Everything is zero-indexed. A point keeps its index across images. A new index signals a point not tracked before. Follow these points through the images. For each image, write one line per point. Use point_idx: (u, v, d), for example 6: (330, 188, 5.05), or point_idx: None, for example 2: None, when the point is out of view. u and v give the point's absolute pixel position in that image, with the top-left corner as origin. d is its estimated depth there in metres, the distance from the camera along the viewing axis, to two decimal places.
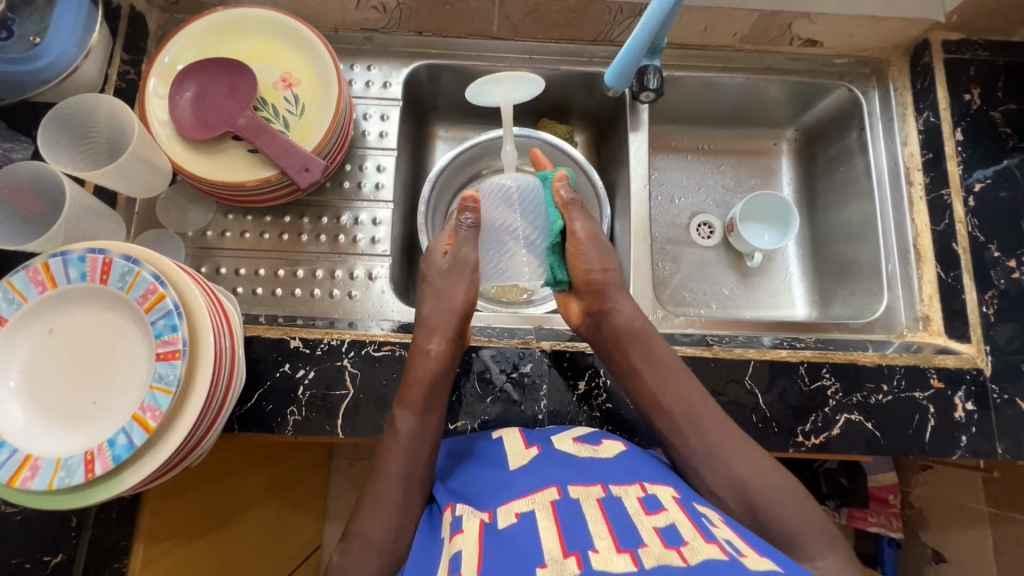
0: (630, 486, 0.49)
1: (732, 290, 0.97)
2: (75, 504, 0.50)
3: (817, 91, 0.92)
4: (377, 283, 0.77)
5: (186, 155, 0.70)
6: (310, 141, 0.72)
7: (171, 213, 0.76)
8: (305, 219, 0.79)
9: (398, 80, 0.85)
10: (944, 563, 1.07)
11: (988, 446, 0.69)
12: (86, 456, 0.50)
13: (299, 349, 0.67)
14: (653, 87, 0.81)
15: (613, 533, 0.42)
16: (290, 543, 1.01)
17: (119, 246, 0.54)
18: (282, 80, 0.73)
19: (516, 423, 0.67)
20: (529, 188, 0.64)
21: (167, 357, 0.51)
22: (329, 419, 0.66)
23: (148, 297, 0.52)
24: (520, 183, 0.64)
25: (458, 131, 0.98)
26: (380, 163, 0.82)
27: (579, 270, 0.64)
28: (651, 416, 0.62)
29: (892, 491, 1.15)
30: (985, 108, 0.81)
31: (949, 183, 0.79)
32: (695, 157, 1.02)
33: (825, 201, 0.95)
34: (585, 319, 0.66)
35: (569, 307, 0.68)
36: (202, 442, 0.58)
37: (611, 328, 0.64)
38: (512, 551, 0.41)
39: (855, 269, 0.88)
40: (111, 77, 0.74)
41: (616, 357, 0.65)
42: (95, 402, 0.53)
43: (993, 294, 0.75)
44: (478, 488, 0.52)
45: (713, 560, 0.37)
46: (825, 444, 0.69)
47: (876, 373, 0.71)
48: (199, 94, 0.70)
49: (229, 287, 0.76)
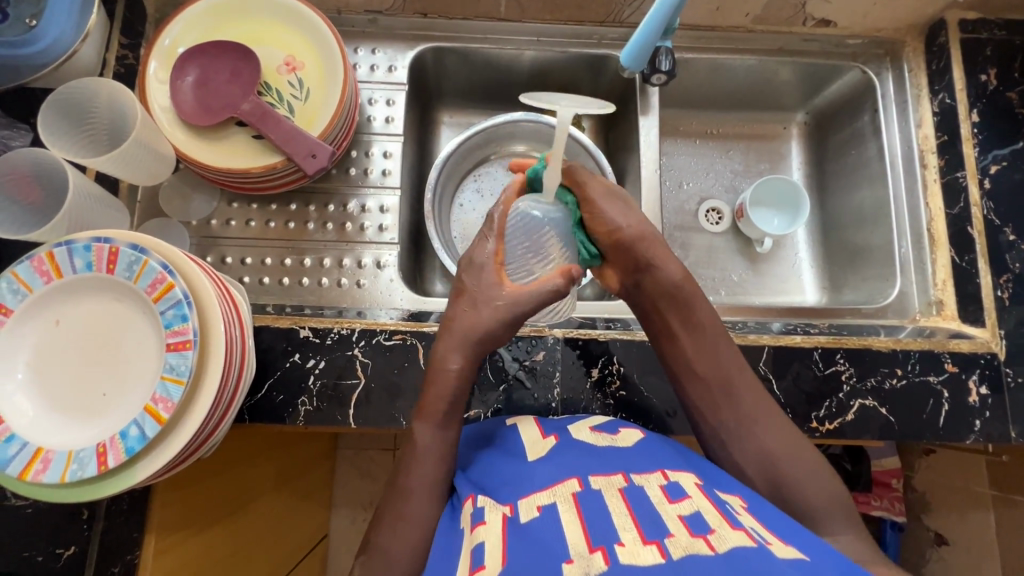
0: (651, 475, 0.49)
1: (741, 276, 0.96)
2: (88, 497, 0.50)
3: (829, 72, 0.91)
4: (386, 271, 0.76)
5: (188, 141, 0.68)
6: (316, 126, 0.70)
7: (174, 202, 0.75)
8: (311, 207, 0.78)
9: (403, 63, 0.83)
10: (946, 546, 1.08)
11: (1001, 430, 0.69)
12: (98, 448, 0.49)
13: (309, 339, 0.66)
14: (665, 69, 0.79)
15: (638, 525, 0.42)
16: (299, 533, 1.01)
17: (125, 236, 0.53)
18: (286, 63, 0.72)
19: (529, 411, 0.67)
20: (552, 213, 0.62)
21: (178, 347, 0.50)
22: (341, 409, 0.65)
23: (157, 287, 0.51)
24: (549, 216, 0.61)
25: (463, 116, 0.96)
26: (386, 149, 0.80)
27: (602, 231, 0.60)
28: (681, 389, 0.60)
29: (896, 475, 1.15)
30: (1001, 89, 0.80)
31: (964, 166, 0.79)
32: (704, 142, 1.01)
33: (836, 186, 0.94)
34: (625, 283, 0.63)
35: (608, 273, 0.64)
36: (214, 433, 0.58)
37: (650, 290, 0.61)
38: (536, 545, 0.40)
39: (866, 254, 0.87)
40: (109, 62, 0.72)
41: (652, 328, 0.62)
42: (105, 394, 0.52)
43: (1008, 278, 0.75)
44: (497, 479, 0.51)
45: (741, 548, 0.37)
46: (839, 429, 0.69)
47: (890, 358, 0.70)
48: (201, 79, 0.68)
49: (235, 277, 0.75)
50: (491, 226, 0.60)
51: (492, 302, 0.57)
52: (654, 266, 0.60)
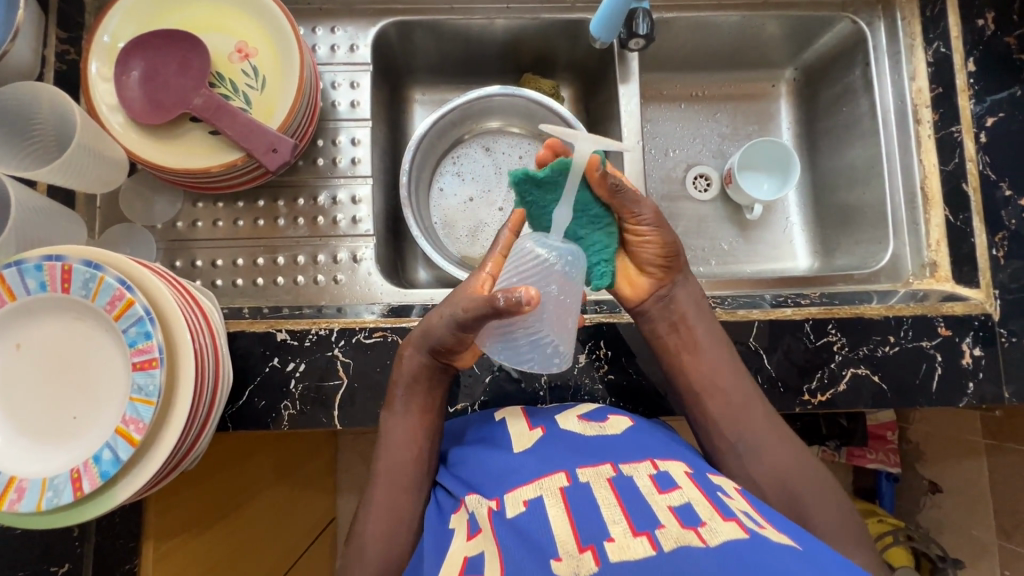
0: (640, 463, 0.47)
1: (731, 244, 0.94)
2: (69, 522, 0.49)
3: (818, 25, 0.86)
4: (363, 265, 0.74)
5: (143, 143, 0.64)
6: (276, 118, 0.66)
7: (136, 205, 0.72)
8: (280, 202, 0.74)
9: (365, 42, 0.78)
10: (940, 493, 1.10)
11: (995, 391, 0.68)
12: (72, 474, 0.48)
13: (287, 341, 0.65)
14: (642, 32, 0.75)
15: (627, 516, 0.40)
16: (304, 520, 1.02)
17: (78, 252, 0.50)
18: (238, 50, 0.67)
19: (517, 401, 0.66)
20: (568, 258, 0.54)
21: (144, 366, 0.49)
22: (325, 411, 0.64)
23: (116, 304, 0.49)
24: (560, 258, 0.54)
25: (437, 94, 0.92)
26: (354, 135, 0.76)
27: (648, 247, 0.58)
28: (678, 382, 0.60)
29: (891, 428, 1.16)
30: (999, 34, 0.75)
31: (960, 120, 0.74)
32: (689, 106, 0.97)
33: (826, 145, 0.91)
34: (656, 292, 0.60)
35: (640, 282, 0.61)
36: (195, 446, 0.56)
37: (681, 300, 0.60)
38: (522, 545, 0.39)
39: (859, 214, 0.85)
40: (49, 58, 0.67)
41: (680, 330, 0.60)
42: (76, 417, 0.51)
43: (1004, 235, 0.72)
44: (484, 472, 0.50)
45: (733, 541, 0.36)
46: (831, 401, 0.69)
47: (882, 325, 0.69)
48: (147, 74, 0.64)
49: (207, 280, 0.72)
50: (496, 246, 0.59)
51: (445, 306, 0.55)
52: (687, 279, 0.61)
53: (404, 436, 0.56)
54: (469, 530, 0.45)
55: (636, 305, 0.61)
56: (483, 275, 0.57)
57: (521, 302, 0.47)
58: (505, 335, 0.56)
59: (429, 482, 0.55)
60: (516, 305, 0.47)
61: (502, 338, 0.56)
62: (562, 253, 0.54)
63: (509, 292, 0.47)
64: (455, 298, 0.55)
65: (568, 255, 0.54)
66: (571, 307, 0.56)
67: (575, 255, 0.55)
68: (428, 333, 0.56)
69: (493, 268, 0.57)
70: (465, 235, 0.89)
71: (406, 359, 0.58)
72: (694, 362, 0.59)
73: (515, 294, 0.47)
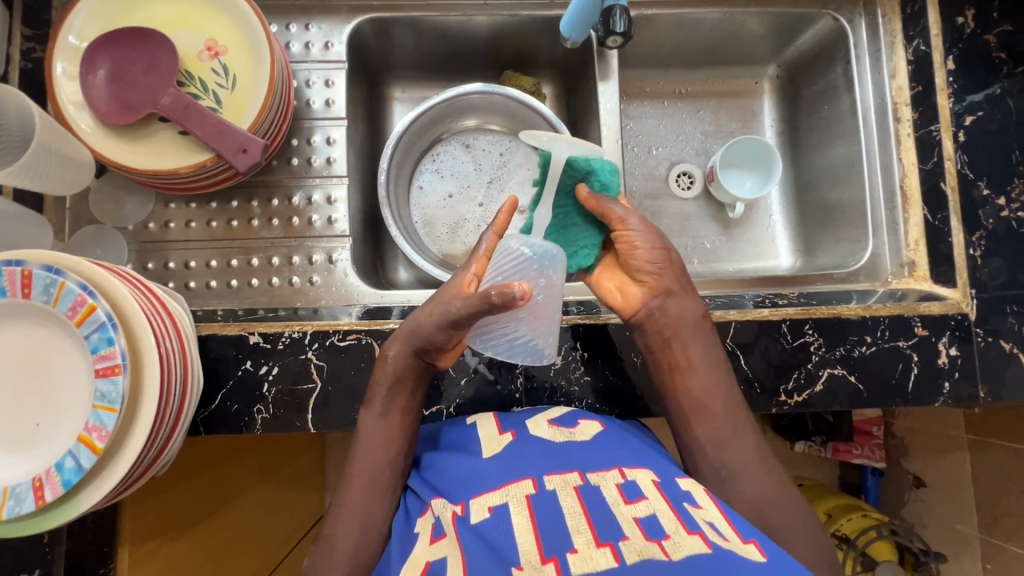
0: (608, 471, 0.47)
1: (713, 242, 0.94)
2: (32, 531, 0.48)
3: (800, 22, 0.85)
4: (339, 265, 0.73)
5: (110, 144, 0.63)
6: (246, 118, 0.65)
7: (106, 206, 0.71)
8: (254, 203, 0.73)
9: (340, 39, 0.77)
10: (924, 487, 1.11)
11: (970, 391, 0.68)
12: (33, 483, 0.47)
13: (260, 345, 0.64)
14: (619, 30, 0.72)
15: (592, 527, 0.40)
16: (289, 520, 1.02)
17: (39, 257, 0.49)
18: (208, 48, 0.66)
19: (493, 403, 0.65)
20: (543, 254, 0.58)
21: (106, 373, 0.48)
22: (299, 415, 0.63)
23: (78, 310, 0.48)
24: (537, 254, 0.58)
25: (416, 91, 0.91)
26: (329, 135, 0.75)
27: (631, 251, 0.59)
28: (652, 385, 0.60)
29: (876, 423, 1.17)
30: (980, 32, 0.74)
31: (939, 118, 0.74)
32: (672, 103, 0.96)
33: (808, 143, 0.91)
34: (647, 302, 0.58)
35: (630, 288, 0.60)
36: (163, 453, 0.56)
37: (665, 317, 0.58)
38: (484, 552, 0.39)
39: (840, 213, 0.85)
40: (13, 57, 0.66)
41: (660, 351, 0.59)
42: (39, 424, 0.50)
43: (981, 235, 0.71)
44: (452, 479, 0.49)
45: (696, 555, 0.36)
46: (808, 401, 0.69)
47: (859, 325, 0.69)
48: (114, 73, 0.63)
49: (181, 282, 0.71)
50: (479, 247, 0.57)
51: (433, 306, 0.54)
52: (672, 293, 0.58)
53: (374, 442, 0.56)
54: (433, 534, 0.45)
55: (628, 315, 0.60)
56: (467, 276, 0.55)
57: (515, 296, 0.46)
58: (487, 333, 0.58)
59: (400, 486, 0.55)
60: (511, 300, 0.46)
61: (485, 337, 0.58)
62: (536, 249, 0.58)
63: (504, 287, 0.46)
64: (439, 300, 0.54)
65: (546, 253, 0.58)
66: (550, 303, 0.58)
67: (554, 255, 0.59)
68: (416, 330, 0.55)
69: (478, 268, 0.55)
70: (446, 234, 0.88)
71: (390, 359, 0.57)
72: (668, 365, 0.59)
73: (508, 289, 0.46)
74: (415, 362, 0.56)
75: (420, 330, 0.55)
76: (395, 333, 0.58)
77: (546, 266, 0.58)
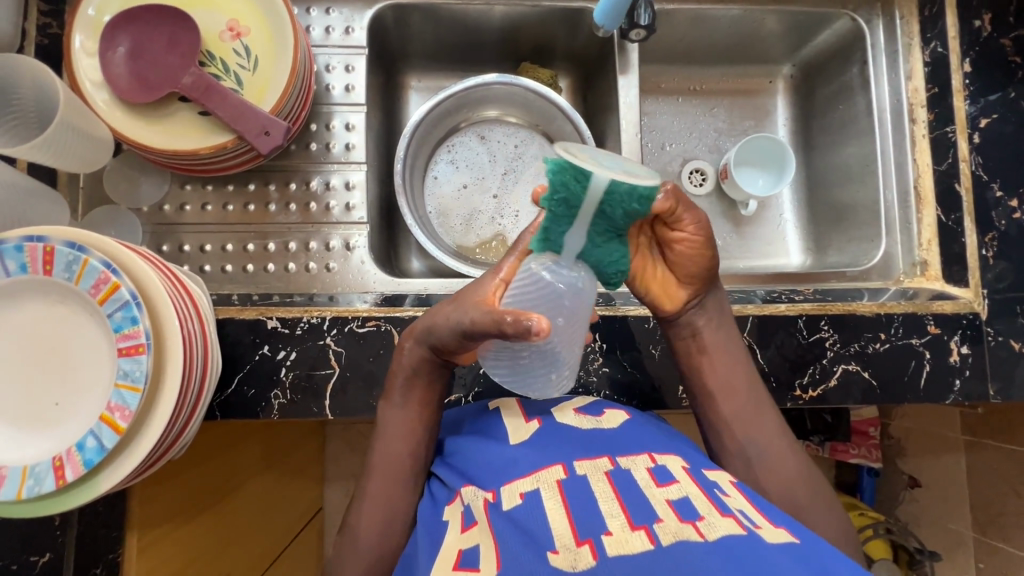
0: (638, 457, 0.47)
1: (725, 240, 0.94)
2: (52, 510, 0.47)
3: (817, 21, 0.86)
4: (356, 252, 0.73)
5: (128, 121, 0.62)
6: (267, 100, 0.64)
7: (121, 187, 0.70)
8: (271, 187, 0.73)
9: (361, 24, 0.76)
10: (918, 488, 1.12)
11: (980, 389, 0.69)
12: (54, 462, 0.46)
13: (278, 329, 0.63)
14: (644, 23, 0.75)
15: (625, 509, 0.40)
16: (292, 509, 1.01)
17: (62, 232, 0.49)
18: (229, 29, 0.65)
19: (511, 393, 0.65)
20: (571, 285, 0.49)
21: (130, 351, 0.47)
22: (316, 401, 0.63)
23: (101, 288, 0.47)
24: (566, 284, 0.49)
25: (432, 81, 0.90)
26: (348, 120, 0.75)
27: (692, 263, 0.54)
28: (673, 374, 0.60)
29: (872, 424, 1.17)
30: (995, 36, 0.75)
31: (954, 120, 0.75)
32: (686, 99, 0.97)
33: (822, 142, 0.92)
34: (692, 302, 0.57)
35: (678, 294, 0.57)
36: (181, 435, 0.55)
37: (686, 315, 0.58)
38: (519, 536, 0.39)
39: (852, 212, 0.86)
40: (30, 32, 0.65)
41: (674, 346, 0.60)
42: (58, 403, 0.49)
43: (993, 236, 0.73)
44: (479, 465, 0.49)
45: (731, 537, 0.36)
46: (822, 396, 0.69)
47: (874, 322, 0.70)
48: (134, 50, 0.61)
49: (195, 265, 0.71)
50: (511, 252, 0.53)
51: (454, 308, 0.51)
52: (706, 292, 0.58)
53: (395, 427, 0.55)
54: (464, 522, 0.44)
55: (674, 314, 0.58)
56: (495, 280, 0.51)
57: (529, 330, 0.41)
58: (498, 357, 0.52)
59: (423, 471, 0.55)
60: (525, 332, 0.41)
61: (497, 360, 0.53)
62: (563, 279, 0.49)
63: (520, 317, 0.42)
64: (462, 303, 0.50)
65: (571, 285, 0.49)
66: (575, 333, 0.51)
67: (580, 290, 0.49)
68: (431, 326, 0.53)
69: (507, 273, 0.51)
70: (459, 224, 0.88)
71: (406, 352, 0.55)
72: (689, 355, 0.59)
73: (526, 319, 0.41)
74: (432, 358, 0.54)
75: (436, 327, 0.52)
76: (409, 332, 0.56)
77: (570, 298, 0.49)
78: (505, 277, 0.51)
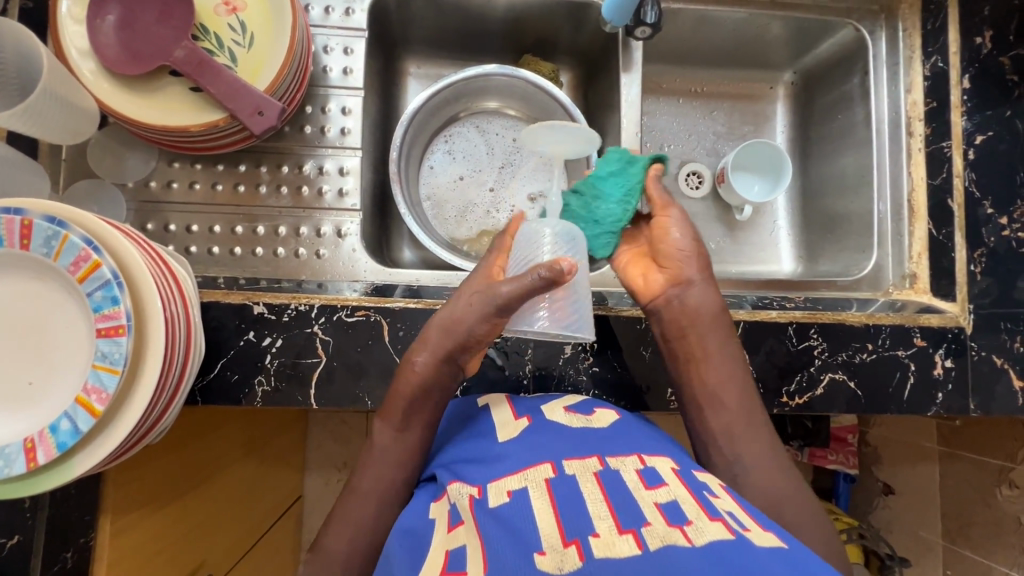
0: (627, 458, 0.47)
1: (718, 243, 0.94)
2: (20, 494, 0.46)
3: (821, 29, 0.86)
4: (347, 240, 0.71)
5: (115, 93, 0.60)
6: (262, 79, 0.62)
7: (105, 161, 0.68)
8: (262, 168, 0.71)
9: (362, 5, 0.74)
10: (892, 496, 1.14)
11: (962, 403, 0.70)
12: (25, 444, 0.45)
13: (264, 316, 0.62)
14: (650, 21, 0.73)
15: (614, 512, 0.39)
16: (271, 497, 0.99)
17: (40, 206, 0.46)
18: (225, 3, 0.63)
19: (500, 388, 0.65)
20: (561, 233, 0.61)
21: (109, 333, 0.45)
22: (301, 389, 0.62)
23: (81, 266, 0.46)
24: (554, 233, 0.60)
25: (431, 68, 0.89)
26: (345, 104, 0.73)
27: (662, 234, 0.64)
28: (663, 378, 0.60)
29: (852, 431, 1.18)
30: (994, 53, 0.75)
31: (950, 136, 0.75)
32: (687, 101, 0.97)
33: (819, 151, 0.92)
34: (666, 290, 0.62)
35: (647, 278, 0.64)
36: (160, 422, 0.53)
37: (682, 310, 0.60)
38: (504, 536, 0.38)
39: (846, 223, 0.87)
40: None
41: (683, 340, 0.60)
42: (31, 382, 0.47)
43: (982, 252, 0.73)
44: (468, 463, 0.48)
45: (719, 542, 0.36)
46: (808, 404, 0.70)
47: (862, 333, 0.70)
48: (123, 19, 0.59)
49: (181, 246, 0.69)
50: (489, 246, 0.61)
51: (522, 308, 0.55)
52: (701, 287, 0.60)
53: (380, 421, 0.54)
54: (450, 521, 0.44)
55: (646, 305, 0.63)
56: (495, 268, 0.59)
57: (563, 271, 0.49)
58: (532, 312, 0.58)
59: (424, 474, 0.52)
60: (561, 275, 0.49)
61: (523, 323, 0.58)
62: (554, 229, 0.61)
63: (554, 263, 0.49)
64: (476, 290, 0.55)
65: (565, 236, 0.61)
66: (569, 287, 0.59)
67: (574, 235, 0.62)
68: (481, 333, 0.53)
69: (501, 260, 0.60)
70: (453, 217, 0.87)
71: (418, 366, 0.54)
72: (677, 356, 0.60)
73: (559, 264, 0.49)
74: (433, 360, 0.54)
75: None
76: (434, 337, 0.55)
77: (569, 246, 0.61)
78: (502, 257, 0.61)
